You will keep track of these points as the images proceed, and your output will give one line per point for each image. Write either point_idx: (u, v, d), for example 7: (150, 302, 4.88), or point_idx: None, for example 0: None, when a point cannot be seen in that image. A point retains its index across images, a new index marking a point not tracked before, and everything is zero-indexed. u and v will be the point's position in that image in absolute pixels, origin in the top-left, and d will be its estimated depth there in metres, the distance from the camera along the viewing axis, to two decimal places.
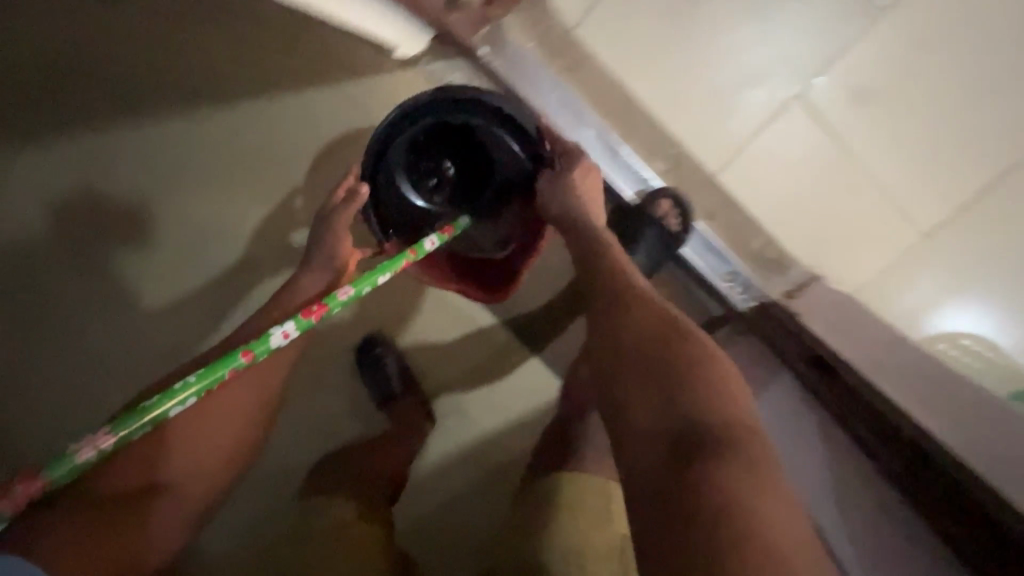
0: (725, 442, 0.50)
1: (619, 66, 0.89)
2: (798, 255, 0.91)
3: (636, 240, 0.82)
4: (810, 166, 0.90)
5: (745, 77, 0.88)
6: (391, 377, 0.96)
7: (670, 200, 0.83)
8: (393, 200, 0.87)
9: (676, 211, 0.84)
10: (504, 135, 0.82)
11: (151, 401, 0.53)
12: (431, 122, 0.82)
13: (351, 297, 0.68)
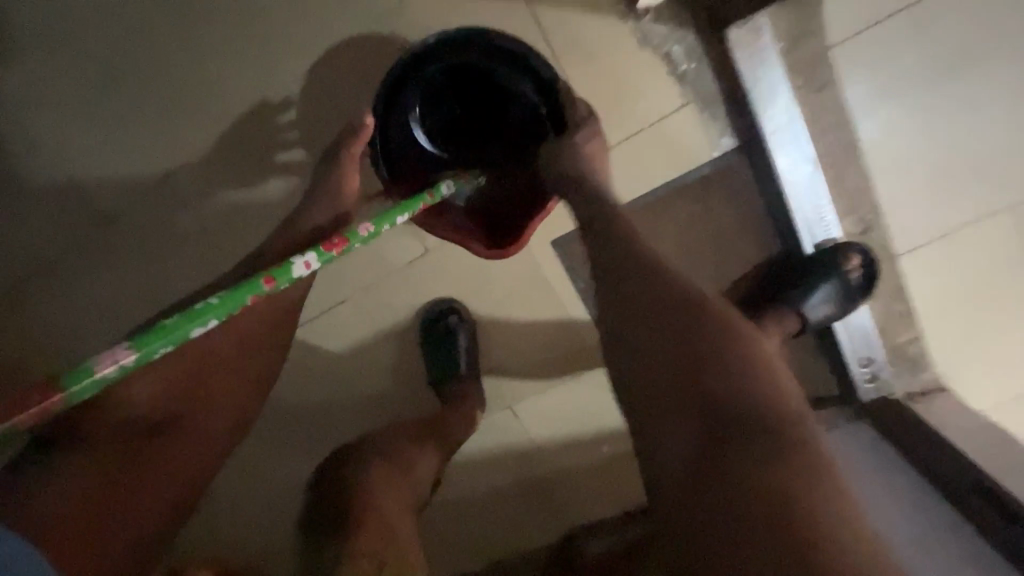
0: (786, 455, 0.42)
1: (858, 96, 0.69)
2: (941, 361, 0.80)
3: (810, 290, 0.73)
4: (997, 278, 0.76)
5: (979, 164, 0.70)
6: (459, 353, 0.84)
7: (857, 256, 0.73)
8: (399, 143, 0.71)
9: (861, 268, 0.74)
10: (524, 86, 0.68)
11: (170, 321, 0.39)
12: (452, 62, 0.67)
13: (372, 236, 0.54)
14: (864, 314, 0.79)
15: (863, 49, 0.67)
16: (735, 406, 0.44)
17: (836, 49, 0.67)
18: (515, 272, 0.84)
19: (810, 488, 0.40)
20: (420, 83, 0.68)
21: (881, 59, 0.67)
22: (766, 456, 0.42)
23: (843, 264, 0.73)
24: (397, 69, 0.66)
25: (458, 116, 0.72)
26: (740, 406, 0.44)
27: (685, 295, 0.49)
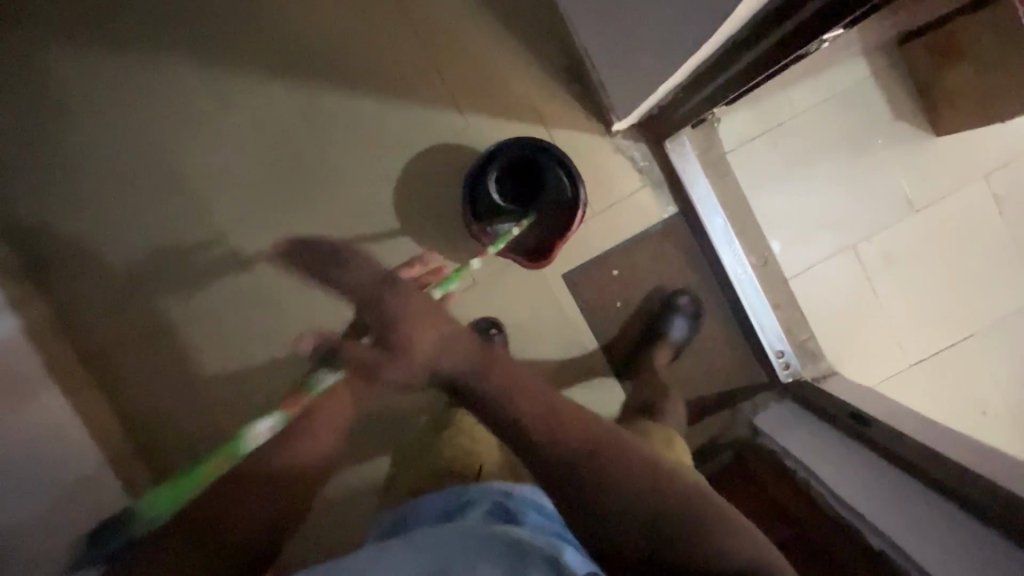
0: (692, 532, 0.59)
1: (744, 182, 1.15)
2: (832, 353, 1.18)
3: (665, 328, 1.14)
4: (852, 295, 1.17)
5: (822, 222, 1.15)
6: None
7: (684, 297, 1.15)
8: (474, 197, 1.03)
9: (689, 305, 1.15)
10: (557, 170, 1.01)
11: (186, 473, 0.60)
12: (516, 155, 1.01)
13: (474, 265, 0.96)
14: (776, 322, 1.16)
15: (741, 154, 1.14)
16: (568, 463, 0.63)
17: (729, 153, 1.14)
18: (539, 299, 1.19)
19: (636, 494, 0.61)
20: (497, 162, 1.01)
21: (752, 160, 1.14)
22: (603, 483, 0.61)
23: (676, 306, 1.15)
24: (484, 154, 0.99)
25: (509, 186, 1.04)
26: (649, 500, 0.60)
27: (494, 371, 0.70)
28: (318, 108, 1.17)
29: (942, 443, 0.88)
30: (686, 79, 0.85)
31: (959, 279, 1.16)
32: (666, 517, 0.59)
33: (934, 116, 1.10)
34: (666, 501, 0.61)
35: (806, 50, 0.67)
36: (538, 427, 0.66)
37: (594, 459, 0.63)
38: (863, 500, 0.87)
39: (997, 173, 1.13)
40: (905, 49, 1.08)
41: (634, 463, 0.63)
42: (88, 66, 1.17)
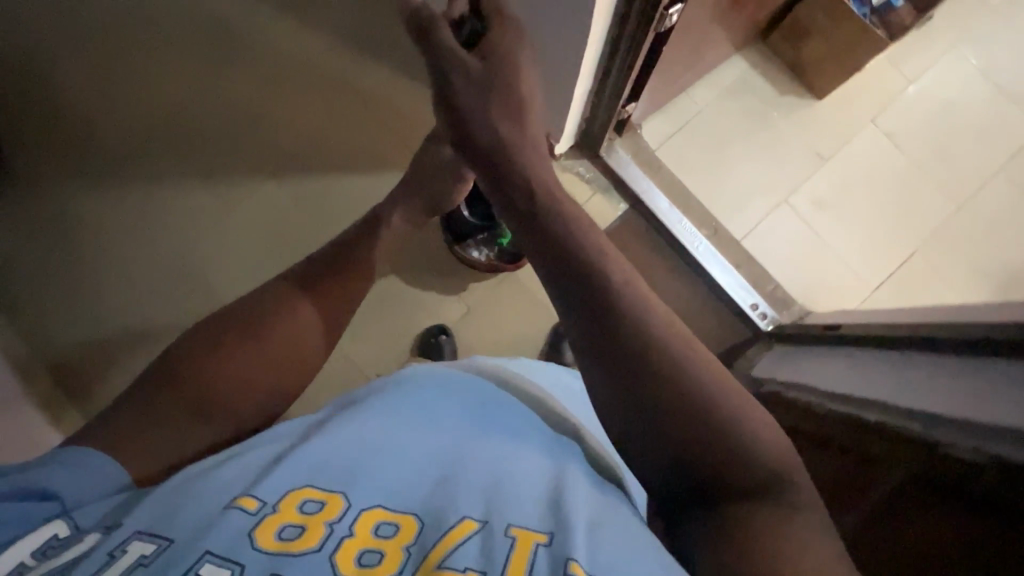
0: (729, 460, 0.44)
1: (677, 170, 1.33)
2: (801, 295, 1.29)
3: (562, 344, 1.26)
4: (800, 239, 1.31)
5: (753, 185, 1.32)
6: None
7: None
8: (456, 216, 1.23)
9: None
10: None
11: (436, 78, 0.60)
12: None
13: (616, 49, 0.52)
14: (741, 279, 1.28)
15: (668, 149, 1.34)
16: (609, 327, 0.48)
17: (657, 150, 1.34)
18: (528, 310, 1.32)
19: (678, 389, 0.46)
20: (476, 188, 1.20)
21: (677, 152, 1.34)
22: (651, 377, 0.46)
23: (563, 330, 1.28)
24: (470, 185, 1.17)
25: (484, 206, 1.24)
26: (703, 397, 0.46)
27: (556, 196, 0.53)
28: (309, 193, 1.38)
29: (890, 318, 0.99)
30: (597, 81, 1.08)
31: (887, 203, 1.31)
32: (718, 404, 0.46)
33: (810, 84, 1.34)
34: (703, 412, 0.45)
35: (663, 26, 0.94)
36: (636, 309, 0.48)
37: (660, 335, 0.48)
38: (854, 386, 0.92)
39: (880, 116, 1.34)
40: (767, 41, 1.34)
41: (699, 357, 0.48)
42: (106, 205, 1.37)
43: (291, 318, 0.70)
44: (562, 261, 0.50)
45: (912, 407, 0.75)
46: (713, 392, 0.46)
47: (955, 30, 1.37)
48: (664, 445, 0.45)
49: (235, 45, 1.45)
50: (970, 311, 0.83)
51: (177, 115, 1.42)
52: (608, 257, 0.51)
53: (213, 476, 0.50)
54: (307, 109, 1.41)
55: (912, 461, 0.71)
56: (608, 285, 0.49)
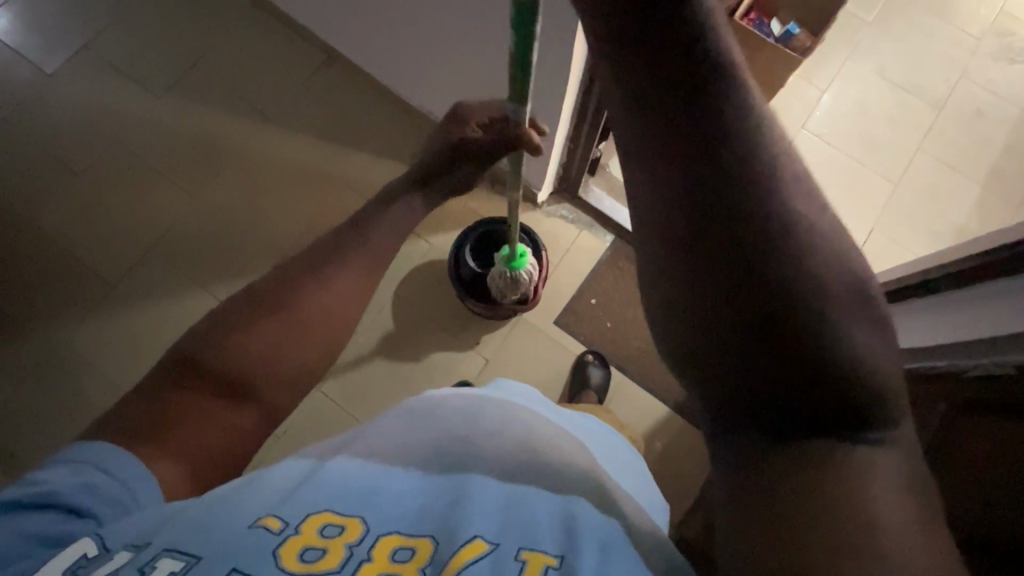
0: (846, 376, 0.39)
1: None
2: None
3: (587, 374, 1.30)
4: None
5: None
6: None
7: (590, 355, 1.34)
8: (460, 274, 1.30)
9: (597, 358, 1.33)
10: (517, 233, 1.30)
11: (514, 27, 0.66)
12: (481, 233, 1.30)
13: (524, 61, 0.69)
14: None
15: None
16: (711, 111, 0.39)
17: None
18: (546, 350, 1.37)
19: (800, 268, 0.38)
20: (471, 241, 1.30)
21: None
22: (770, 244, 0.38)
23: (584, 361, 1.33)
24: (464, 239, 1.29)
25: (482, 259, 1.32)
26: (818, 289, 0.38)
27: None
28: None
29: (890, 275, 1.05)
30: (571, 124, 1.20)
31: (835, 193, 1.49)
32: (841, 327, 0.39)
33: None
34: (825, 317, 0.38)
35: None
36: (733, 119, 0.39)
37: (802, 232, 0.39)
38: (920, 334, 0.94)
39: (809, 123, 1.54)
40: None
41: (837, 265, 0.39)
42: (112, 332, 1.37)
43: (265, 323, 0.65)
44: (691, 136, 0.39)
45: (976, 338, 0.80)
46: (836, 310, 0.39)
47: (848, 45, 1.62)
48: (775, 387, 0.39)
49: (220, 158, 1.52)
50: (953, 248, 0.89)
51: (168, 231, 1.45)
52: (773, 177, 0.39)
53: (251, 483, 0.47)
54: (299, 204, 1.48)
55: (970, 390, 0.82)
56: (751, 164, 0.39)
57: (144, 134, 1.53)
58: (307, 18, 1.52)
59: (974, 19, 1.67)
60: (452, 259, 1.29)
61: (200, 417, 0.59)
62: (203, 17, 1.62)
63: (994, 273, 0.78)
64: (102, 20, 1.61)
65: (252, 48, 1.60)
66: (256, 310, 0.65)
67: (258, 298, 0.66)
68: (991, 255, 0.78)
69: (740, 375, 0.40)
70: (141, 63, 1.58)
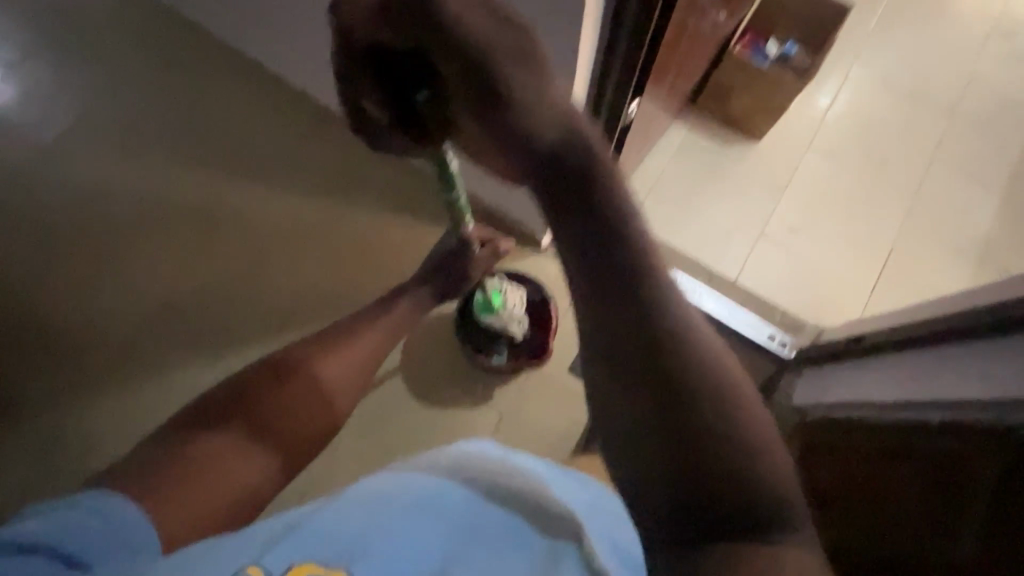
0: (752, 478, 0.40)
1: (663, 232, 1.43)
2: (807, 317, 1.36)
3: None
4: (787, 270, 1.40)
5: (728, 229, 1.43)
6: None
7: None
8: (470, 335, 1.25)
9: None
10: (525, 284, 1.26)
11: None
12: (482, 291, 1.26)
13: None
14: (750, 316, 1.33)
15: (650, 215, 1.44)
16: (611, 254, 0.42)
17: (633, 220, 1.43)
18: (561, 399, 1.32)
19: (712, 398, 0.40)
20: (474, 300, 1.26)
21: (658, 218, 1.43)
22: (679, 377, 0.40)
23: None
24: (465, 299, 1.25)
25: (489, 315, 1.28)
26: (729, 416, 0.40)
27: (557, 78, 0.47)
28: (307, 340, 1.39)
29: (915, 311, 1.02)
30: None
31: (847, 216, 1.44)
32: (754, 449, 0.40)
33: (746, 129, 1.48)
34: (738, 438, 0.40)
35: (629, 120, 1.03)
36: (639, 265, 0.43)
37: (674, 327, 0.41)
38: (917, 387, 0.89)
39: (816, 139, 1.50)
40: (699, 104, 1.50)
41: (740, 389, 0.42)
42: (118, 406, 1.35)
43: (256, 411, 0.77)
44: (594, 279, 0.42)
45: (986, 395, 0.74)
46: (745, 422, 0.40)
47: (849, 58, 1.58)
48: (637, 389, 0.40)
49: (216, 220, 1.50)
50: (984, 292, 0.87)
51: (165, 297, 1.44)
52: (677, 315, 0.42)
53: (224, 546, 0.52)
54: (300, 263, 1.46)
55: (993, 445, 0.71)
56: (643, 288, 0.42)
57: (143, 205, 1.52)
58: (301, 79, 1.52)
59: (979, 21, 1.63)
60: (458, 320, 1.25)
61: (199, 475, 0.67)
62: (195, 81, 1.62)
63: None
64: (97, 93, 1.60)
65: (246, 108, 1.59)
66: (240, 384, 0.80)
67: (241, 385, 0.80)
68: None
69: (619, 394, 0.41)
70: (135, 131, 1.58)
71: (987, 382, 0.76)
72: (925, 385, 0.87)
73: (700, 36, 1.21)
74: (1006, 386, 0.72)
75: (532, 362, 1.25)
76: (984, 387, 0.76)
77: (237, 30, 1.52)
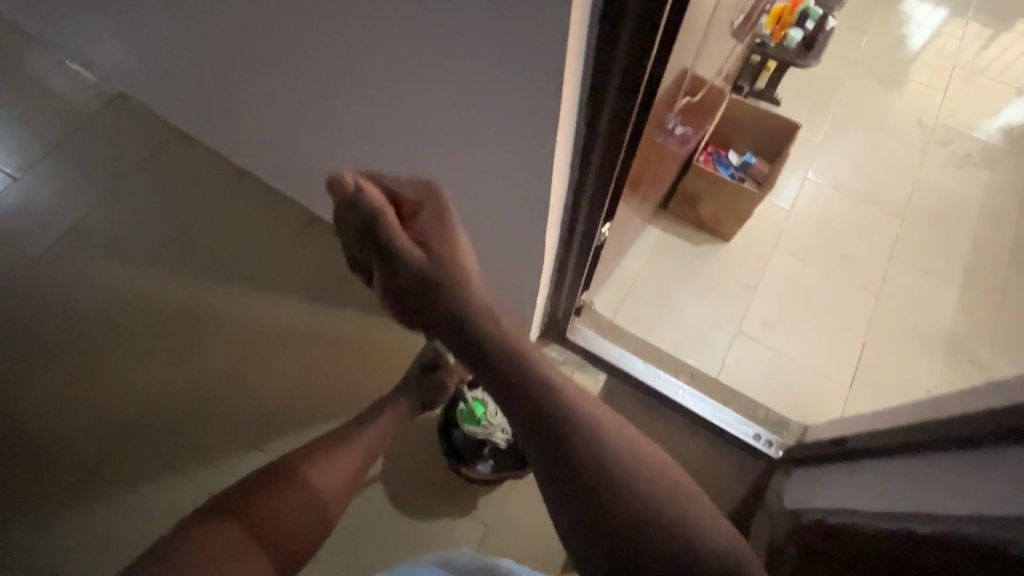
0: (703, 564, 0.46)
1: (643, 331, 1.46)
2: (791, 415, 1.37)
3: None
4: (766, 366, 1.43)
5: (706, 327, 1.47)
6: None
7: None
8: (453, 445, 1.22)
9: None
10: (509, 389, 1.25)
11: None
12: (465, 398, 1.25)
13: None
14: (734, 415, 1.34)
15: (630, 315, 1.48)
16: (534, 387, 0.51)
17: (614, 319, 1.47)
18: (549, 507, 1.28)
19: (639, 498, 0.47)
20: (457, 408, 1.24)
21: (637, 318, 1.48)
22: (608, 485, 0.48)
23: None
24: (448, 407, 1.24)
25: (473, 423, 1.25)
26: (661, 511, 0.47)
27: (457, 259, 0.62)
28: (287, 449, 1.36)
29: (893, 415, 1.02)
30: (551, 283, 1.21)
31: (818, 312, 1.49)
32: (688, 531, 0.47)
33: (716, 231, 1.57)
34: (675, 527, 0.47)
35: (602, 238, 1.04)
36: (556, 394, 0.51)
37: (596, 442, 0.49)
38: (903, 498, 0.88)
39: (782, 240, 1.59)
40: (670, 209, 1.60)
41: (664, 481, 0.50)
42: (85, 528, 1.29)
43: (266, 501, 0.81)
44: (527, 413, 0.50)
45: (967, 513, 0.74)
46: (673, 511, 0.48)
47: (805, 165, 1.71)
48: (579, 508, 0.47)
49: (201, 325, 1.51)
50: (952, 401, 0.89)
51: (142, 407, 1.41)
52: (597, 429, 0.50)
53: None
54: (283, 369, 1.45)
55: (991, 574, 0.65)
56: (566, 410, 0.50)
57: (128, 312, 1.52)
58: (294, 190, 1.60)
59: (917, 131, 1.80)
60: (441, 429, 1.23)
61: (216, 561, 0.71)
62: (192, 191, 1.69)
63: (1002, 441, 0.75)
64: (92, 204, 1.66)
65: (239, 216, 1.66)
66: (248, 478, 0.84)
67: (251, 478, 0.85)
68: (999, 420, 0.76)
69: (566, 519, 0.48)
70: (127, 239, 1.62)
71: (966, 498, 0.76)
72: (911, 497, 0.87)
73: (665, 154, 1.32)
74: (985, 504, 0.72)
75: (518, 473, 1.20)
76: (964, 502, 0.76)
77: (234, 147, 1.62)
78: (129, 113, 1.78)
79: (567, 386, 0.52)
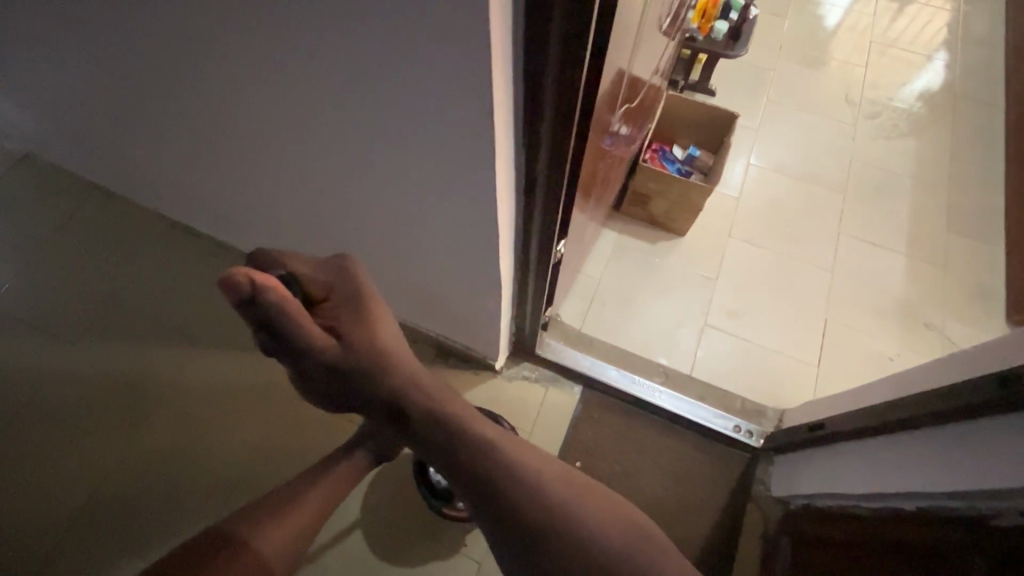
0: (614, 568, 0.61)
1: (612, 337, 1.44)
2: (766, 401, 1.38)
3: None
4: (736, 356, 1.43)
5: (673, 324, 1.47)
6: None
7: None
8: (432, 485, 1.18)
9: None
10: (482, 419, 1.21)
11: None
12: None
13: None
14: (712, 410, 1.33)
15: (597, 322, 1.46)
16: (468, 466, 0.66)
17: (583, 329, 1.45)
18: None
19: (559, 530, 0.62)
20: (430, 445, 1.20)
21: (605, 324, 1.46)
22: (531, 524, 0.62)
23: None
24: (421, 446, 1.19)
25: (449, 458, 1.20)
26: (578, 533, 0.62)
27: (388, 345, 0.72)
28: None
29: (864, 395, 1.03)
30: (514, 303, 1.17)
31: (778, 294, 1.52)
32: (599, 545, 0.62)
33: (671, 227, 1.58)
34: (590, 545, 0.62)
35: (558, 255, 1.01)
36: (485, 460, 0.66)
37: (519, 491, 0.64)
38: (886, 479, 0.89)
39: (735, 229, 1.61)
40: (623, 209, 1.60)
41: (579, 506, 0.64)
42: None
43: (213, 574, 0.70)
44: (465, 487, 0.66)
45: (951, 491, 0.75)
46: (587, 531, 0.63)
47: (747, 153, 1.74)
48: (512, 547, 0.62)
49: (147, 394, 1.40)
50: (918, 376, 0.90)
51: (90, 494, 1.29)
52: (519, 482, 0.64)
53: None
54: (242, 428, 1.36)
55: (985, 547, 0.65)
56: (490, 470, 0.65)
57: (61, 391, 1.39)
58: (232, 236, 1.51)
59: (846, 108, 1.86)
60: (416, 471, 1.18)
61: None
62: (120, 251, 1.57)
63: (971, 415, 0.76)
64: (8, 276, 1.52)
65: (176, 272, 1.55)
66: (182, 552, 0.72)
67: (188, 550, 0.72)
68: (968, 395, 0.76)
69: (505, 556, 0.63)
70: (54, 311, 1.48)
71: (949, 476, 0.77)
72: (893, 478, 0.88)
73: (612, 158, 1.31)
74: (968, 480, 0.73)
75: None
76: (948, 480, 0.76)
77: (161, 198, 1.51)
78: (39, 173, 1.65)
79: (491, 446, 0.67)
